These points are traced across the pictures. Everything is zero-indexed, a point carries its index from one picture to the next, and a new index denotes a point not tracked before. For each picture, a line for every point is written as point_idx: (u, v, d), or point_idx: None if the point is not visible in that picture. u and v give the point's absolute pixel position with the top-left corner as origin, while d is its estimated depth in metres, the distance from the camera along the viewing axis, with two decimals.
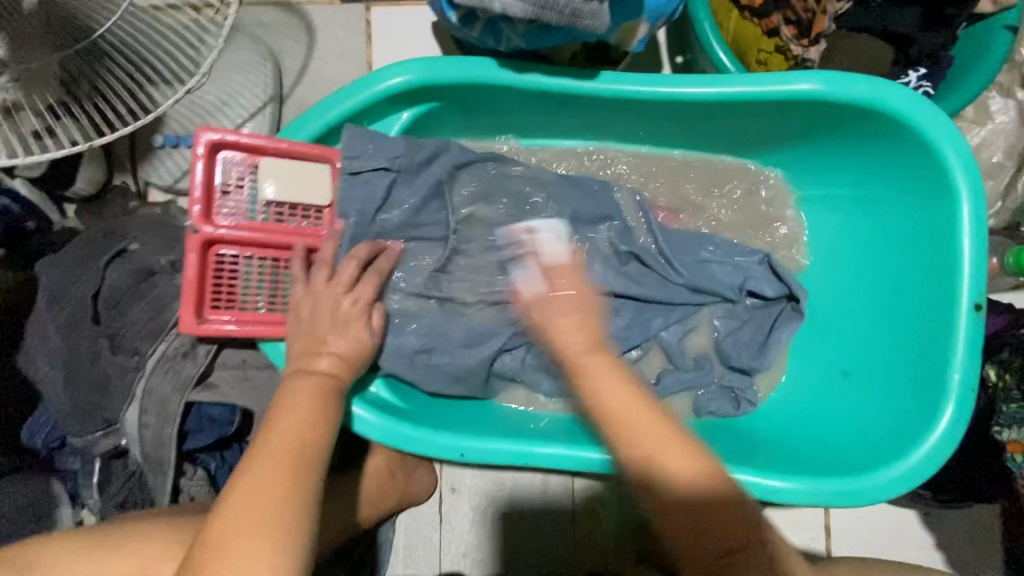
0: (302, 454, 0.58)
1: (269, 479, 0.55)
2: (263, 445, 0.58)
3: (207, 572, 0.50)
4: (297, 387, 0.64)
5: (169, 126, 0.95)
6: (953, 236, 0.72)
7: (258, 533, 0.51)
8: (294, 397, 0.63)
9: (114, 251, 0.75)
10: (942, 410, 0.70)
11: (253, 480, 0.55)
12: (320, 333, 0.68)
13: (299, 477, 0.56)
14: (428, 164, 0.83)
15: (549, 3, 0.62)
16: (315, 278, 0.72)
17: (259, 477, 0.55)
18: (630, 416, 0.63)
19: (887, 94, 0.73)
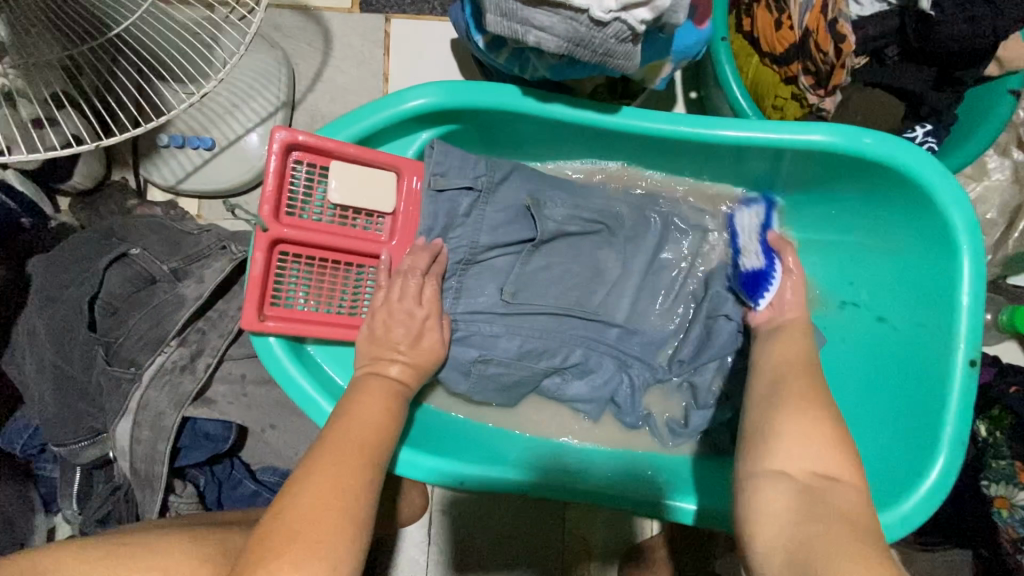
0: (374, 454, 0.60)
1: (345, 470, 0.56)
2: (345, 434, 0.60)
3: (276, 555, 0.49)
4: (368, 386, 0.68)
5: (176, 126, 0.92)
6: (951, 293, 0.75)
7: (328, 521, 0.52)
8: (369, 396, 0.66)
9: (114, 254, 0.73)
10: (934, 461, 0.72)
11: (333, 469, 0.56)
12: (392, 342, 0.72)
13: (370, 477, 0.57)
14: (505, 183, 0.83)
15: (583, 42, 0.63)
16: (392, 289, 0.75)
17: (338, 465, 0.56)
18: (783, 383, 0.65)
19: (897, 152, 0.75)
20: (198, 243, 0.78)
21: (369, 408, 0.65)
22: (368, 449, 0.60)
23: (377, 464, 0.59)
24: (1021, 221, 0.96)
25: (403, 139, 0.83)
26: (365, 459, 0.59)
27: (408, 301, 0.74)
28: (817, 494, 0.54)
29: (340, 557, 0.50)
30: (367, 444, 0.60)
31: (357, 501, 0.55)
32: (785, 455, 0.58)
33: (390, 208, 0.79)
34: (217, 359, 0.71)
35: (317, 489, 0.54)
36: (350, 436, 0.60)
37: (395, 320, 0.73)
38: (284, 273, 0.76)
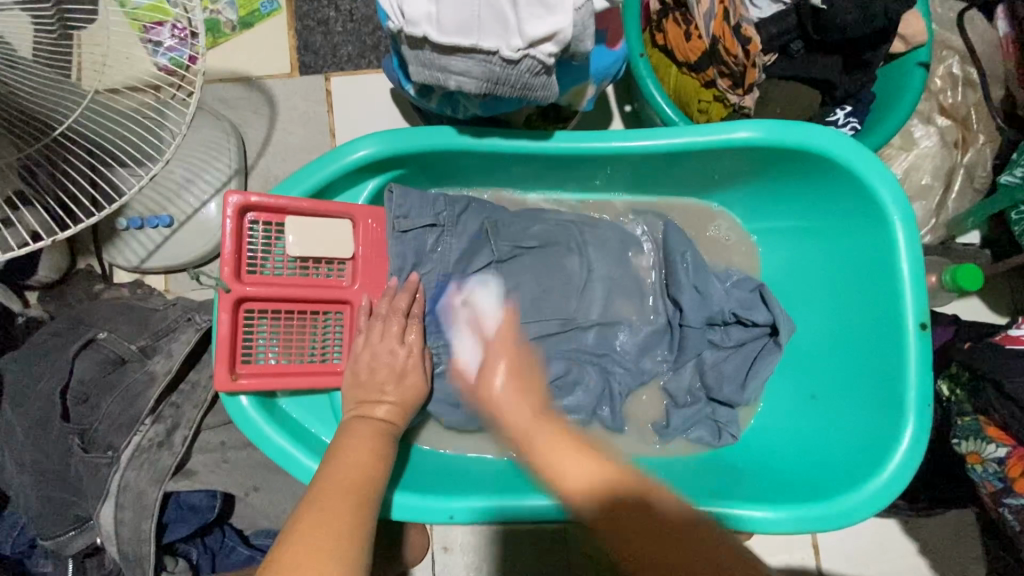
0: (364, 491, 0.61)
1: (331, 510, 0.57)
2: (330, 478, 0.61)
3: None
4: (358, 427, 0.69)
5: (133, 208, 0.95)
6: (892, 263, 0.78)
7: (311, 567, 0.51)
8: (358, 437, 0.68)
9: (81, 341, 0.75)
10: (903, 427, 0.74)
11: (316, 512, 0.56)
12: (377, 383, 0.74)
13: (358, 512, 0.58)
14: (463, 216, 0.86)
15: (500, 80, 0.67)
16: (371, 332, 0.77)
17: (321, 509, 0.57)
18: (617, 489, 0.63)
19: (816, 138, 0.79)
20: (163, 318, 0.81)
21: (357, 450, 0.66)
22: (355, 490, 0.60)
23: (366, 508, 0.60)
24: (956, 183, 1.00)
25: (353, 189, 0.86)
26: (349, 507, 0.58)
27: (394, 341, 0.76)
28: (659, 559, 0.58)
29: None
30: (355, 481, 0.62)
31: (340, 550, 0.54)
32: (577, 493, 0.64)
33: (350, 253, 0.81)
34: (194, 431, 0.72)
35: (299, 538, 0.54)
36: (338, 477, 0.62)
37: (380, 361, 0.75)
38: (248, 331, 0.77)
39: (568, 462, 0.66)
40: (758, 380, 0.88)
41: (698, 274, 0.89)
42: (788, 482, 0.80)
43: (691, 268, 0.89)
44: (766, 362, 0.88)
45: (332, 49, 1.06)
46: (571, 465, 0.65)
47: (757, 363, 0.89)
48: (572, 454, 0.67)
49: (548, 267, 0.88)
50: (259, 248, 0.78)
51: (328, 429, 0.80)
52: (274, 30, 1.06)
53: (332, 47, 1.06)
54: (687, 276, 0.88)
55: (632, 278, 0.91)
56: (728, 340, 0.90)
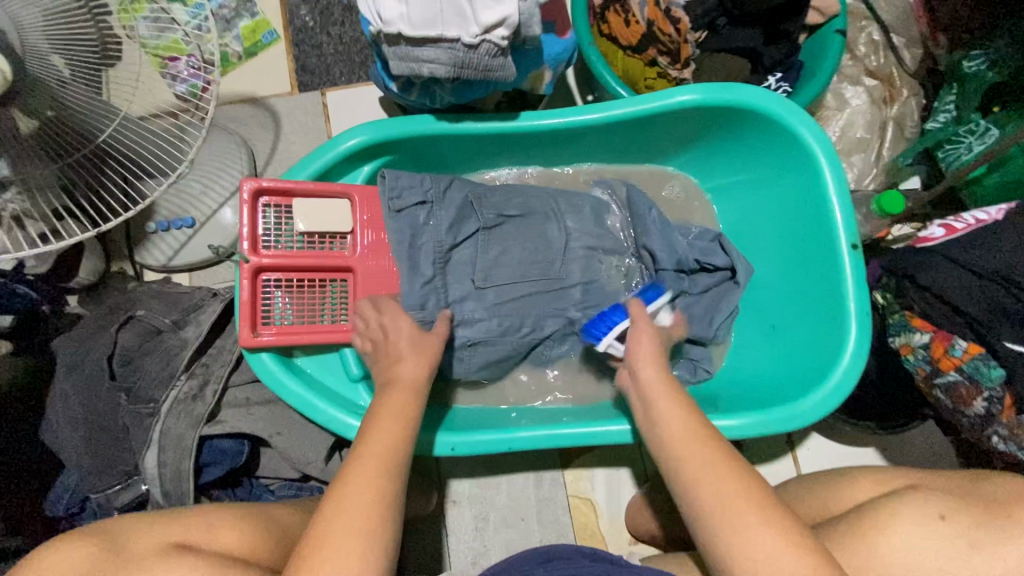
0: (392, 463, 0.64)
1: (361, 482, 0.61)
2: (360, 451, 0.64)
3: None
4: (389, 399, 0.70)
5: (160, 213, 1.08)
6: (822, 196, 0.88)
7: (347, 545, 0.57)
8: (386, 406, 0.69)
9: (123, 317, 0.86)
10: (846, 336, 0.83)
11: (346, 490, 0.61)
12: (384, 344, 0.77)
13: (384, 483, 0.62)
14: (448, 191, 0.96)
15: (464, 64, 0.80)
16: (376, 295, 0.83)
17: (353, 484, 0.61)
18: (682, 459, 0.67)
19: (743, 95, 0.91)
20: (191, 298, 0.92)
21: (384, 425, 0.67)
22: (384, 465, 0.63)
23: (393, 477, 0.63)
24: (888, 133, 1.11)
25: (349, 177, 0.99)
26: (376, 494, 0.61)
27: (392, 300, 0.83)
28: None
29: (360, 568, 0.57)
30: (384, 451, 0.64)
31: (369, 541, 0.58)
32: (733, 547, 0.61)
33: (349, 228, 0.92)
34: (222, 385, 0.83)
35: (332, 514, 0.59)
36: (368, 448, 0.64)
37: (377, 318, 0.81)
38: (265, 298, 0.88)
39: (670, 417, 0.71)
40: (724, 317, 0.98)
41: (660, 227, 0.98)
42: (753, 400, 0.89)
43: (658, 223, 0.98)
44: (728, 299, 0.98)
45: (326, 69, 1.21)
46: (760, 531, 0.61)
47: (722, 303, 0.98)
48: (679, 420, 0.70)
49: (528, 229, 0.97)
50: (272, 227, 0.89)
51: (339, 383, 0.91)
52: (275, 57, 1.22)
53: (326, 68, 1.22)
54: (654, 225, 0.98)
55: (604, 234, 1.01)
56: (696, 287, 0.98)
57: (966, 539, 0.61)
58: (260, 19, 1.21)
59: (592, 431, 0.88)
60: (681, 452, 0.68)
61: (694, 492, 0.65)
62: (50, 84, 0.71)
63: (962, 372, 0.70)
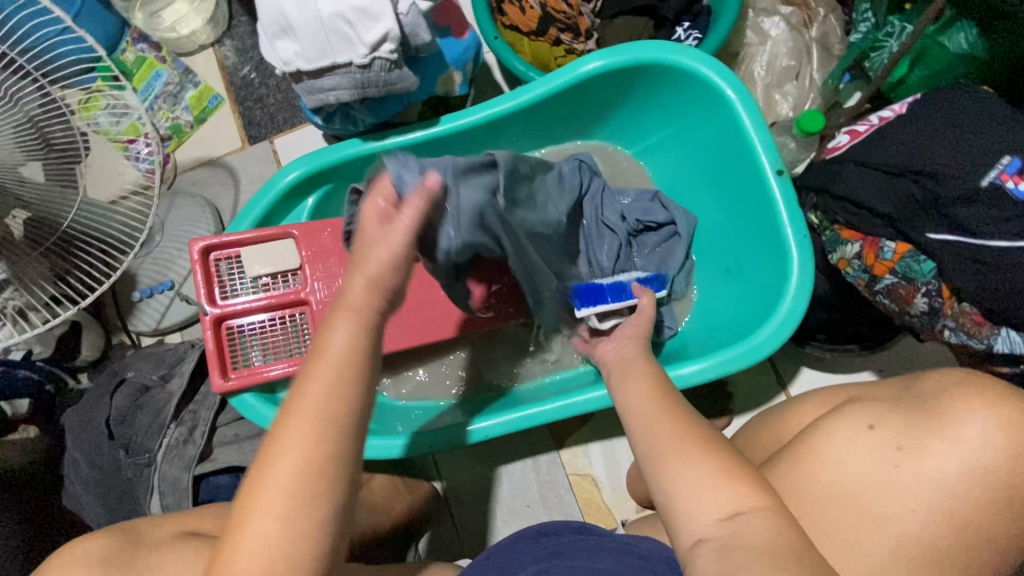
0: (335, 418, 0.54)
1: (299, 438, 0.54)
2: (295, 401, 0.55)
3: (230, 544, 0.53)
4: (329, 335, 0.55)
5: (143, 282, 1.17)
6: (741, 131, 0.89)
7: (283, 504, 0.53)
8: (328, 345, 0.55)
9: (115, 381, 0.94)
10: (790, 261, 0.83)
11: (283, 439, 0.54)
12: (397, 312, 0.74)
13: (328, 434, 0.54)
14: None
15: (365, 83, 0.84)
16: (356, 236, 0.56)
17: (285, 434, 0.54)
18: (656, 446, 0.61)
19: (645, 52, 0.93)
20: (176, 353, 0.99)
21: (306, 391, 0.55)
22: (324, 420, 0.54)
23: (339, 444, 0.55)
24: (815, 55, 1.10)
25: (297, 212, 1.05)
26: (311, 468, 0.54)
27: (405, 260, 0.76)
28: (736, 546, 0.53)
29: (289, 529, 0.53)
30: (324, 409, 0.54)
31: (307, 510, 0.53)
32: (700, 518, 0.56)
33: (298, 265, 0.96)
34: (210, 426, 0.89)
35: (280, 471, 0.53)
36: (307, 398, 0.54)
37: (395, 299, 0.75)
38: (235, 343, 0.94)
39: (648, 422, 0.64)
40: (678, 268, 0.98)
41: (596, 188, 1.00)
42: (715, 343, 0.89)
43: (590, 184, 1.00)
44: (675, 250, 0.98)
45: (270, 118, 1.29)
46: (723, 486, 0.56)
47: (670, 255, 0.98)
48: (663, 421, 0.63)
49: None
50: (226, 277, 0.96)
51: None
52: (223, 118, 1.30)
53: (270, 117, 1.29)
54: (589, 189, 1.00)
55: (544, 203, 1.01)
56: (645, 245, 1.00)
57: (894, 444, 0.64)
58: (203, 86, 1.30)
59: (564, 407, 0.89)
60: (653, 446, 0.61)
61: (665, 475, 0.59)
62: (15, 186, 0.76)
63: (896, 273, 0.69)
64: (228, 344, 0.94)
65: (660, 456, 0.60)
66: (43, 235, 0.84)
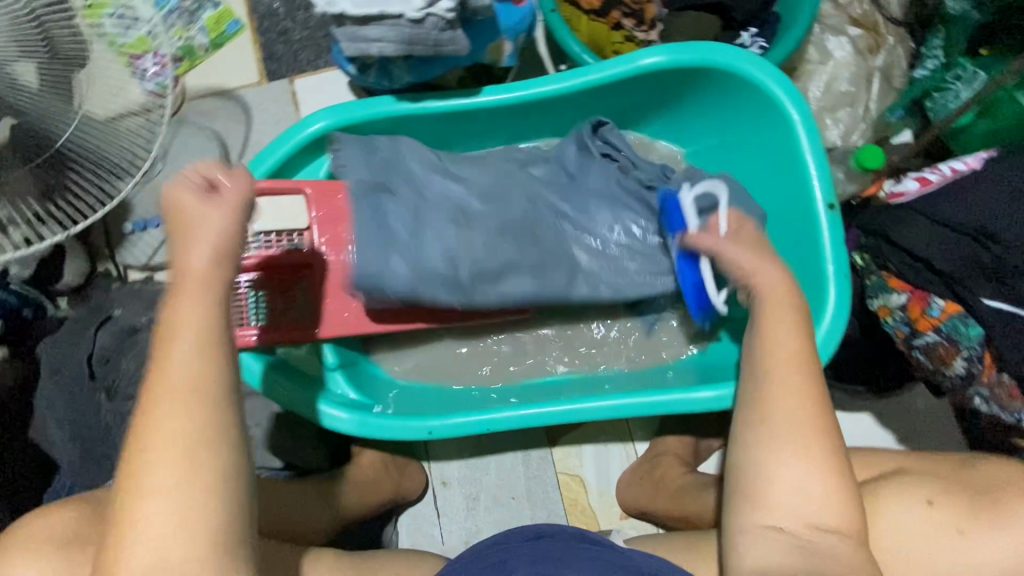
0: (209, 392, 0.55)
1: (167, 430, 0.53)
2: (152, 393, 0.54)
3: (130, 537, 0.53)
4: (178, 322, 0.56)
5: (137, 213, 1.08)
6: (799, 155, 0.85)
7: (190, 491, 0.53)
8: (174, 333, 0.55)
9: (102, 318, 0.88)
10: (827, 299, 0.81)
11: (156, 434, 0.54)
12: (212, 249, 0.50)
13: (191, 403, 0.54)
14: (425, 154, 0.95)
15: (414, 39, 0.77)
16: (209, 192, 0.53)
17: (159, 430, 0.54)
18: (778, 422, 0.68)
19: (712, 53, 0.87)
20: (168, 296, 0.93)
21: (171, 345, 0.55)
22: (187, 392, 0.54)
23: (228, 365, 0.56)
24: (875, 84, 1.06)
25: (314, 163, 0.99)
26: (187, 443, 0.54)
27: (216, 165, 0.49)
28: (809, 549, 0.64)
29: (214, 522, 0.53)
30: (188, 384, 0.55)
31: (200, 462, 0.54)
32: (781, 512, 0.65)
33: (304, 225, 0.91)
34: None
35: (160, 460, 0.53)
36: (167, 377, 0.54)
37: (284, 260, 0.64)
38: (233, 301, 0.88)
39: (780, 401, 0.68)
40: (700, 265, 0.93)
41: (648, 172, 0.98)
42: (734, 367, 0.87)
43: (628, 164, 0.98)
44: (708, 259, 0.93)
45: (292, 56, 1.19)
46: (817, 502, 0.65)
47: None
48: (791, 396, 0.68)
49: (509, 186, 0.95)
50: (232, 227, 0.90)
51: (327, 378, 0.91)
52: (242, 47, 1.20)
53: (292, 54, 1.20)
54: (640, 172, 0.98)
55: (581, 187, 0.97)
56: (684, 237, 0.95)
57: (956, 526, 0.67)
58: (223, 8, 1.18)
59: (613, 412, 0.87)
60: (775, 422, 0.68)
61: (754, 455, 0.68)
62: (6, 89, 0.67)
63: (940, 332, 0.68)
64: (221, 304, 0.86)
65: (769, 436, 0.68)
66: (34, 152, 0.73)
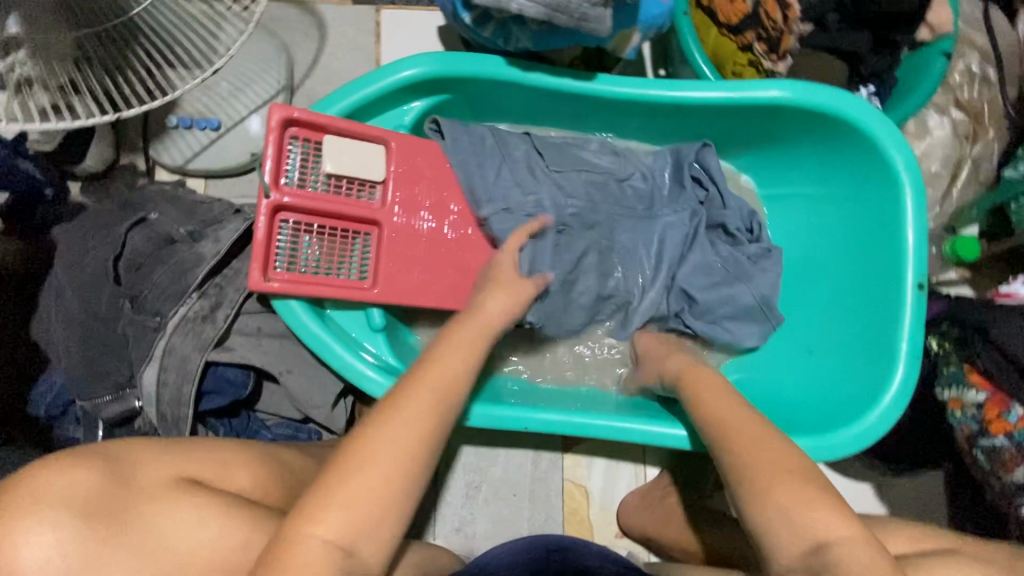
0: (447, 403, 0.66)
1: (422, 417, 0.63)
2: (424, 373, 0.68)
3: (326, 486, 0.57)
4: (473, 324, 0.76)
5: (184, 109, 0.98)
6: (899, 226, 0.84)
7: (384, 484, 0.58)
8: (450, 346, 0.72)
9: (136, 218, 0.79)
10: (893, 375, 0.80)
11: (409, 418, 0.63)
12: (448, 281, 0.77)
13: (444, 414, 0.65)
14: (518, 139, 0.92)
15: (560, 7, 0.71)
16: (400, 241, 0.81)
17: (416, 413, 0.63)
18: (740, 449, 0.66)
19: (841, 102, 0.84)
20: (211, 210, 0.84)
21: (464, 348, 0.72)
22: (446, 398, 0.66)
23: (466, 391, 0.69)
24: (963, 172, 1.06)
25: (398, 110, 0.92)
26: (414, 446, 0.61)
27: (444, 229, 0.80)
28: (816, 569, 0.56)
29: (381, 523, 0.57)
30: (445, 394, 0.66)
31: (410, 467, 0.60)
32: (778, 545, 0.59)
33: (381, 177, 0.85)
34: (235, 311, 0.77)
35: (394, 435, 0.61)
36: (439, 370, 0.68)
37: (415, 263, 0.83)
38: (287, 239, 0.82)
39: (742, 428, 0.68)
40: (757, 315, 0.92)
41: (733, 207, 0.94)
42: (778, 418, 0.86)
43: (713, 195, 0.95)
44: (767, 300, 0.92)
45: None
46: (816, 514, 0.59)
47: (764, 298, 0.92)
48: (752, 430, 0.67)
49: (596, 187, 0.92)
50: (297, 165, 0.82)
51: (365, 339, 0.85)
52: None
53: None
54: (727, 204, 0.94)
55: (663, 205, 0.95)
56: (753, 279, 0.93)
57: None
58: None
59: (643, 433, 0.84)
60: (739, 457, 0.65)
61: (755, 495, 0.61)
62: None
63: (1011, 438, 0.69)
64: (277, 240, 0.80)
65: (742, 470, 0.64)
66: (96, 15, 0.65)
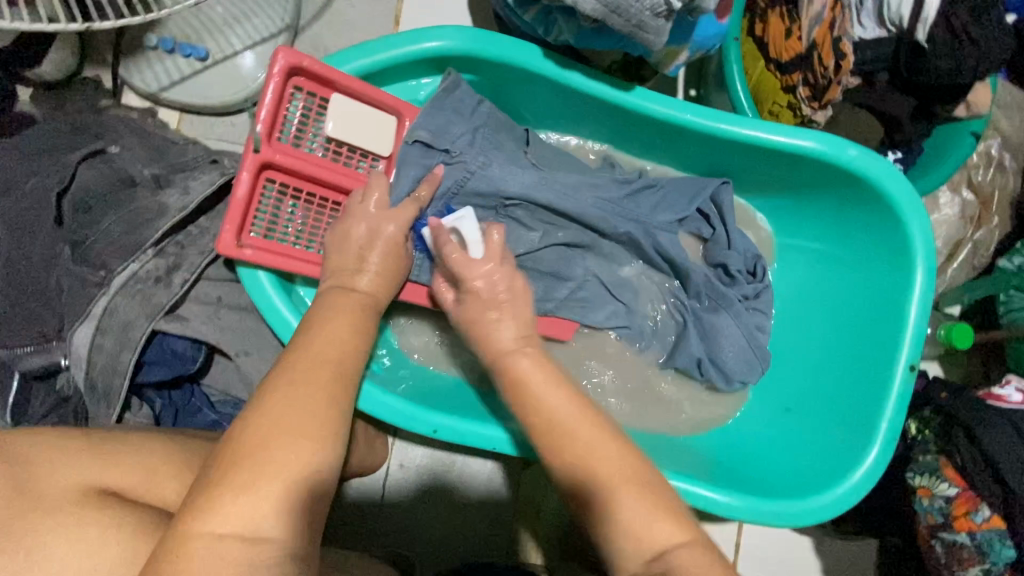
0: (341, 366, 0.57)
1: (304, 385, 0.54)
2: (300, 352, 0.57)
3: (205, 494, 0.47)
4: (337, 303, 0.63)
5: (167, 29, 0.86)
6: (902, 303, 0.83)
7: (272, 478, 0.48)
8: (334, 310, 0.62)
9: (92, 149, 0.69)
10: (869, 451, 0.79)
11: (286, 391, 0.53)
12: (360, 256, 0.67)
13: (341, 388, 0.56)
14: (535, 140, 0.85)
15: (618, 8, 0.64)
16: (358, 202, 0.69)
17: (293, 384, 0.54)
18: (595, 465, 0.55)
19: (875, 166, 0.81)
20: (183, 153, 0.75)
21: (335, 328, 0.60)
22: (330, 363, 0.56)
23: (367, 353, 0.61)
24: (961, 254, 1.06)
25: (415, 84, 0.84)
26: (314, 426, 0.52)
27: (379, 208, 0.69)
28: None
29: (272, 514, 0.47)
30: (331, 359, 0.57)
31: (306, 448, 0.50)
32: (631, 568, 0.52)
33: (387, 152, 0.78)
34: (195, 276, 0.68)
35: (268, 417, 0.51)
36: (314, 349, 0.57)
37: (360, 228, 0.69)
38: (270, 203, 0.73)
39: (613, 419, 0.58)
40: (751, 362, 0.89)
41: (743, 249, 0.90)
42: (746, 474, 0.84)
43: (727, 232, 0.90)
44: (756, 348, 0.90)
45: None
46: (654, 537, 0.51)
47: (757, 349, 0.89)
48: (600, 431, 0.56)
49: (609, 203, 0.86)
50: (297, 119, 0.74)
51: None
52: None
53: None
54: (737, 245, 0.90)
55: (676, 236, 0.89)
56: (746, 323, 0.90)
57: None
58: None
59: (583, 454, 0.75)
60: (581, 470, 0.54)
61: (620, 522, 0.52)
62: None
63: (973, 537, 0.71)
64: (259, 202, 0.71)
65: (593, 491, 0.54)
66: None
